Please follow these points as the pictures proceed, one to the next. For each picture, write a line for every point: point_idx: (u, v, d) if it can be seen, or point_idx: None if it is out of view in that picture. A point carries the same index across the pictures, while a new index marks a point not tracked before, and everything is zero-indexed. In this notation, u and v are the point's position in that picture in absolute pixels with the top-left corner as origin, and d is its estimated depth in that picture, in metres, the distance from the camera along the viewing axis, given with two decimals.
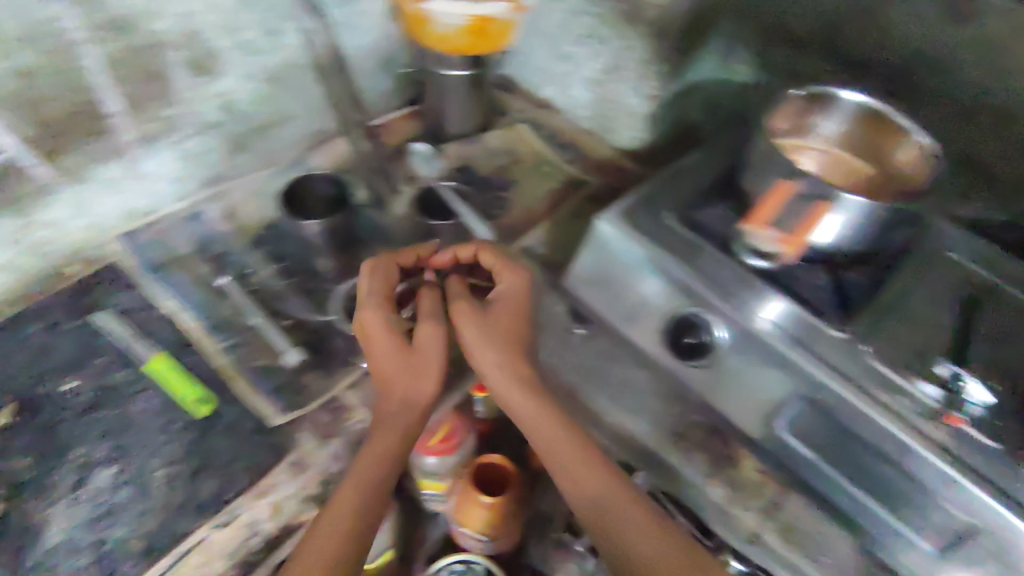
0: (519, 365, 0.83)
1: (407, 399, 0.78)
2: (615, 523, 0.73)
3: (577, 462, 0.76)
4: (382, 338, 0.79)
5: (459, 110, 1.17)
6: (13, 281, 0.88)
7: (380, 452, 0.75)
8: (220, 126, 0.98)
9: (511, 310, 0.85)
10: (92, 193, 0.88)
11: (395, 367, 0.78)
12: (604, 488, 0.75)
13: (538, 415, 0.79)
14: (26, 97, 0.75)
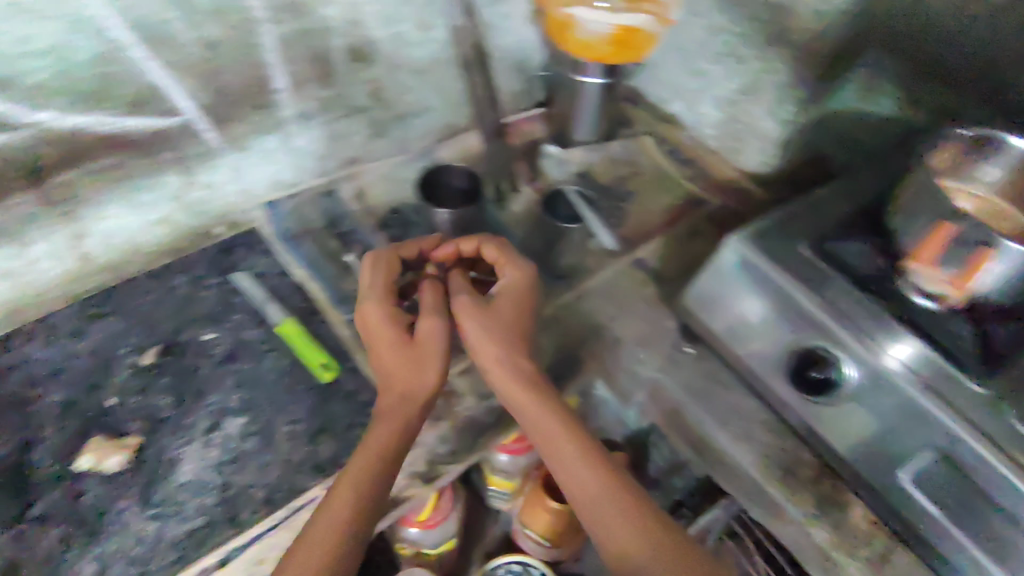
0: (521, 362, 0.79)
1: (409, 390, 0.75)
2: (616, 537, 0.70)
3: (578, 469, 0.74)
4: (381, 334, 0.77)
5: (590, 118, 1.13)
6: (168, 235, 0.93)
7: (380, 441, 0.73)
8: (366, 111, 1.01)
9: (512, 306, 0.81)
10: (249, 162, 0.93)
11: (394, 358, 0.76)
12: (607, 500, 0.72)
13: (539, 414, 0.76)
14: (209, 68, 0.81)
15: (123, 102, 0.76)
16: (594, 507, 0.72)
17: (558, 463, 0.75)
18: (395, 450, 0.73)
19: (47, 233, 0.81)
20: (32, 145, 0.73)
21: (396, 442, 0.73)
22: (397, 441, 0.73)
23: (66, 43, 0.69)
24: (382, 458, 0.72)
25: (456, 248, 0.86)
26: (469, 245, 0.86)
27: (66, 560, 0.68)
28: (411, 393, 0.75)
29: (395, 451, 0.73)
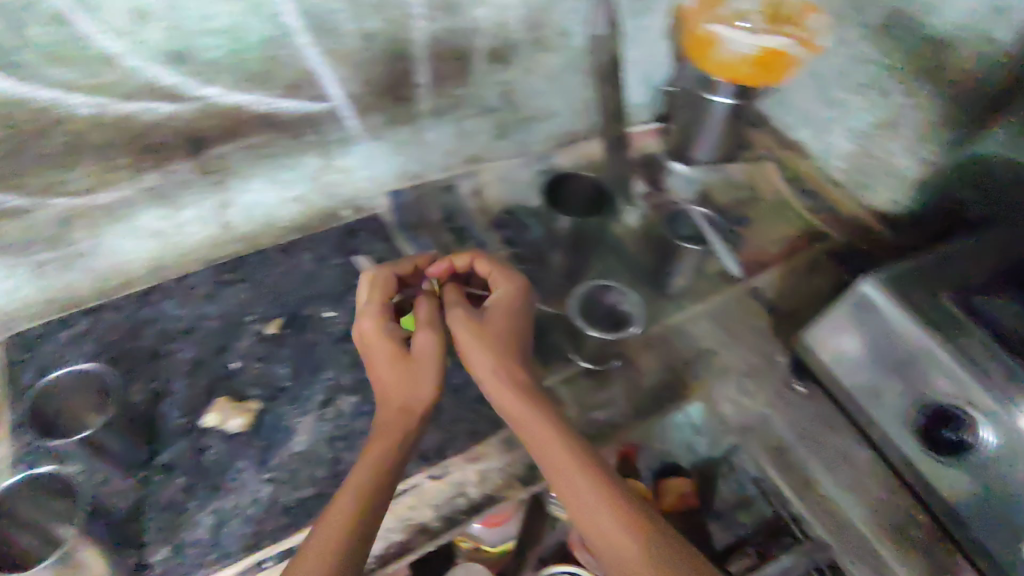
0: (514, 369, 0.73)
1: (404, 403, 0.70)
2: (621, 551, 0.60)
3: (575, 476, 0.65)
4: (375, 349, 0.73)
5: (711, 138, 1.10)
6: (299, 212, 0.97)
7: (371, 458, 0.66)
8: (495, 112, 1.02)
9: (504, 318, 0.77)
10: (381, 151, 0.96)
11: (390, 371, 0.72)
12: (605, 508, 0.63)
13: (533, 420, 0.69)
14: (361, 58, 0.83)
15: (280, 85, 0.79)
16: (594, 517, 0.62)
17: (554, 472, 0.66)
18: (389, 467, 0.66)
19: (197, 200, 0.86)
20: (195, 117, 0.77)
21: (390, 457, 0.66)
22: (390, 455, 0.67)
23: (242, 25, 0.72)
24: (370, 473, 0.65)
25: (447, 264, 0.83)
26: (462, 261, 0.83)
27: (188, 509, 0.72)
28: (407, 407, 0.70)
29: (390, 468, 0.66)
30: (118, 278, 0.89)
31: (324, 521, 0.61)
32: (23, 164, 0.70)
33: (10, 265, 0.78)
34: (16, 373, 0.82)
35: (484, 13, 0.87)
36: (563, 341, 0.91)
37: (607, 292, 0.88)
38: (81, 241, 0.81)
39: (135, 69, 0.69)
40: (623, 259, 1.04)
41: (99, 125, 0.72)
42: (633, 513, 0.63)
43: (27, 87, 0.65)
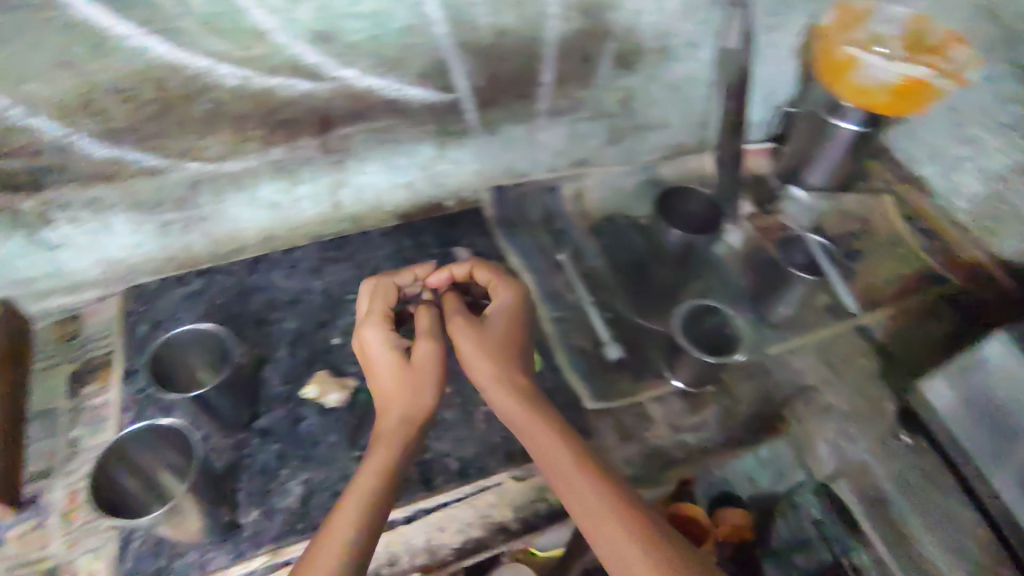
0: (514, 378, 0.72)
1: (404, 407, 0.68)
2: (623, 545, 0.55)
3: (574, 479, 0.61)
4: (379, 357, 0.73)
5: (829, 164, 1.04)
6: (406, 199, 0.99)
7: (373, 463, 0.63)
8: (610, 117, 1.00)
9: (501, 328, 0.76)
10: (494, 146, 0.96)
11: (394, 377, 0.71)
12: (605, 505, 0.58)
13: (531, 427, 0.67)
14: (491, 52, 0.83)
15: (411, 73, 0.80)
16: (595, 513, 0.58)
17: (553, 476, 0.62)
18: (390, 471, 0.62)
19: (316, 176, 0.88)
20: (327, 97, 0.79)
21: (393, 463, 0.63)
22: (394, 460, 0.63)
23: (386, 11, 0.73)
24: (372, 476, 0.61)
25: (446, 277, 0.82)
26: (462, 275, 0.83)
27: (281, 476, 0.74)
28: (410, 412, 0.68)
29: (392, 473, 0.62)
30: (232, 245, 0.92)
31: (326, 528, 0.57)
32: (169, 126, 0.74)
33: (140, 222, 0.83)
34: (133, 323, 0.86)
35: (617, 17, 0.86)
36: (657, 358, 0.89)
37: (709, 313, 0.87)
38: (205, 206, 0.84)
39: (284, 45, 0.71)
40: (723, 281, 1.01)
41: (240, 96, 0.74)
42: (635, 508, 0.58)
43: (184, 55, 0.68)
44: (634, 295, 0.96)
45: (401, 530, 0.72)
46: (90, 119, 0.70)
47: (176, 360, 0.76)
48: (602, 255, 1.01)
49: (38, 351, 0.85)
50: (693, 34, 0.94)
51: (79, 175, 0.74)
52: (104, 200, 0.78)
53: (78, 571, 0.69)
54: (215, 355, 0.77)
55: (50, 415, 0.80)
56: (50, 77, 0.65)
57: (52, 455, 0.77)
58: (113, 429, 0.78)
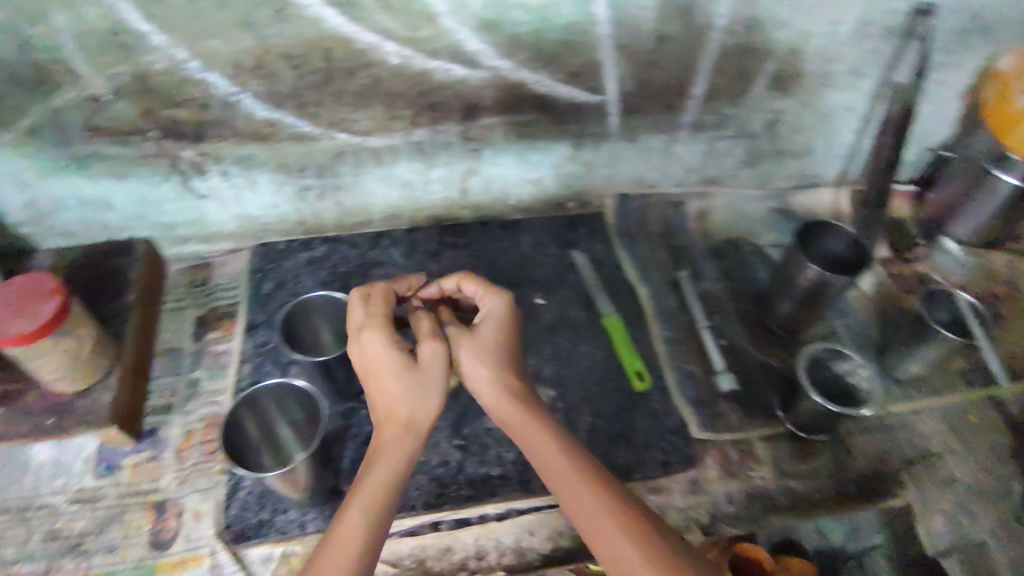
0: (516, 383, 0.66)
1: (408, 412, 0.62)
2: (627, 556, 0.53)
3: (575, 482, 0.58)
4: (380, 360, 0.64)
5: (976, 218, 0.97)
6: (531, 195, 0.98)
7: (374, 471, 0.59)
8: (752, 138, 0.96)
9: (499, 334, 0.69)
10: (628, 154, 0.94)
11: (397, 381, 0.63)
12: (605, 510, 0.56)
13: (528, 426, 0.63)
14: (648, 59, 0.81)
15: (565, 70, 0.80)
16: (594, 518, 0.56)
17: (548, 476, 0.60)
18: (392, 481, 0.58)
19: (451, 161, 0.88)
20: (479, 85, 0.79)
21: (395, 471, 0.59)
22: (396, 464, 0.59)
23: (556, 5, 0.72)
24: (371, 484, 0.57)
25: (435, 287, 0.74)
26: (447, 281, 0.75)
27: None
28: (415, 415, 0.62)
29: (394, 482, 0.58)
30: (359, 217, 0.94)
31: (327, 540, 0.54)
32: (327, 96, 0.75)
33: (282, 183, 0.85)
34: (259, 280, 0.89)
35: (783, 36, 0.82)
36: (769, 396, 0.85)
37: (837, 358, 0.81)
38: (344, 176, 0.87)
39: (450, 31, 0.72)
40: (848, 325, 0.95)
41: (399, 75, 0.75)
42: (635, 514, 0.56)
43: (358, 30, 0.69)
44: (752, 326, 0.92)
45: (492, 526, 0.73)
46: (257, 80, 0.72)
47: (310, 324, 0.79)
48: (720, 279, 0.97)
49: (170, 293, 0.89)
50: (860, 62, 0.88)
51: (237, 132, 0.77)
52: (254, 158, 0.81)
53: (186, 508, 0.73)
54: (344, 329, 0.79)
55: (175, 353, 0.84)
56: (231, 35, 0.68)
57: (173, 393, 0.81)
58: (232, 378, 0.81)
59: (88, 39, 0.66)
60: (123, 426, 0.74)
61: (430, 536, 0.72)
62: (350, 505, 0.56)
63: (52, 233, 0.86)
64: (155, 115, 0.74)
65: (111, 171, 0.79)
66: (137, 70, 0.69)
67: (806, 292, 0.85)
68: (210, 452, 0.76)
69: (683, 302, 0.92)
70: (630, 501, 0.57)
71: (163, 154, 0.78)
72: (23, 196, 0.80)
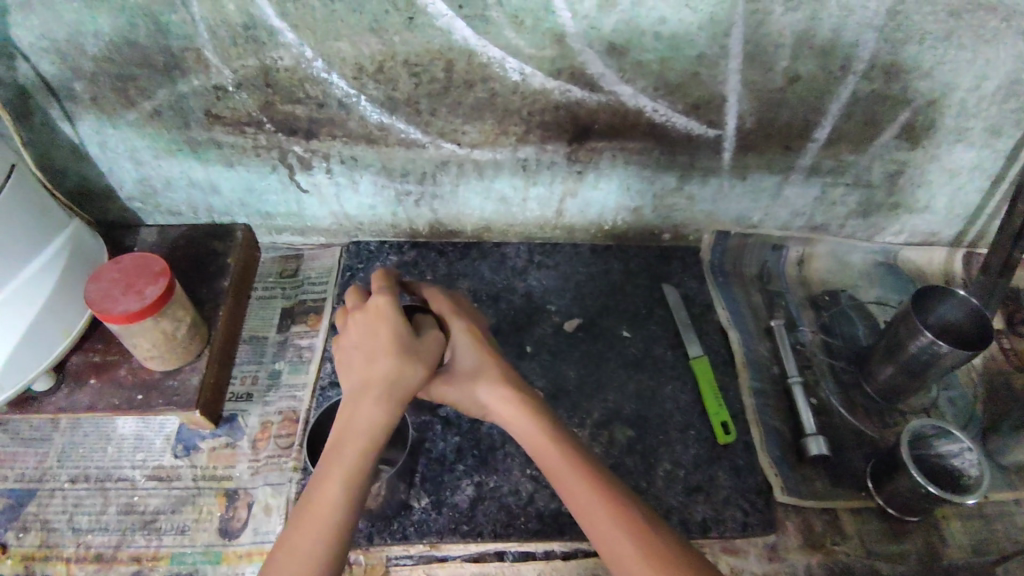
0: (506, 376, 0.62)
1: (389, 379, 0.57)
2: (623, 558, 0.51)
3: (571, 481, 0.55)
4: (379, 316, 0.59)
5: None
6: (626, 223, 0.95)
7: (352, 442, 0.55)
8: (869, 189, 0.91)
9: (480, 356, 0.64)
10: (734, 192, 0.90)
11: (391, 340, 0.58)
12: (601, 506, 0.53)
13: (521, 421, 0.59)
14: (774, 98, 0.77)
15: (685, 102, 0.77)
16: (590, 515, 0.53)
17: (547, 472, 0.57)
18: (370, 452, 0.55)
19: (552, 181, 0.87)
20: (594, 109, 0.77)
21: (372, 441, 0.55)
22: (374, 434, 0.55)
23: (688, 35, 0.70)
24: (347, 456, 0.54)
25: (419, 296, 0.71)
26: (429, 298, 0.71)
27: (455, 471, 0.74)
28: (397, 382, 0.57)
29: (372, 452, 0.55)
30: (450, 226, 0.94)
31: (303, 513, 0.52)
32: (443, 106, 0.75)
33: (382, 186, 0.85)
34: (348, 279, 0.90)
35: (924, 87, 0.77)
36: (861, 467, 0.80)
37: (941, 436, 0.74)
38: (443, 186, 0.86)
39: (575, 51, 0.70)
40: (952, 398, 0.88)
41: (516, 92, 0.74)
42: (633, 509, 0.53)
43: (484, 43, 0.69)
44: (847, 388, 0.87)
45: (557, 564, 0.69)
46: (376, 84, 0.72)
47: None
48: (816, 332, 0.92)
49: (260, 280, 0.91)
50: (1002, 121, 0.82)
51: (348, 133, 0.77)
52: (360, 159, 0.81)
53: (256, 500, 0.73)
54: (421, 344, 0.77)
55: (260, 341, 0.85)
56: (358, 38, 0.68)
57: (254, 381, 0.82)
58: (313, 374, 0.82)
59: (222, 31, 0.67)
60: (205, 411, 0.75)
61: (494, 565, 0.68)
62: (327, 477, 0.53)
63: (158, 210, 0.89)
64: (271, 109, 0.74)
65: (223, 159, 0.81)
66: (263, 65, 0.70)
67: (913, 361, 0.79)
68: (285, 447, 0.77)
69: (776, 353, 0.88)
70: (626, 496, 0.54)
71: (274, 147, 0.79)
72: (138, 173, 0.83)
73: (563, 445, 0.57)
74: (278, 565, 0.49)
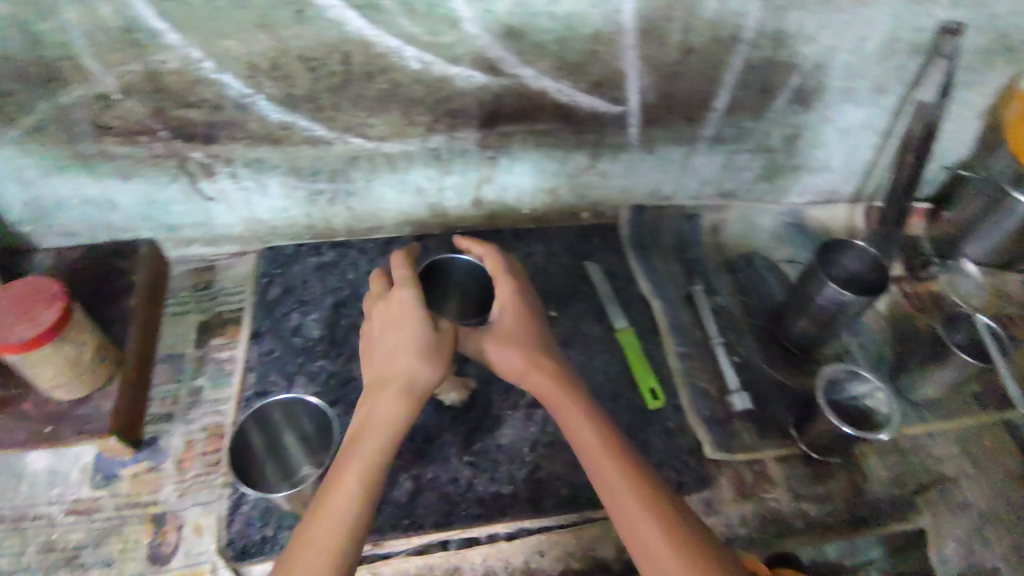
0: (541, 359, 0.68)
1: (409, 373, 0.63)
2: (639, 531, 0.55)
3: (602, 461, 0.60)
4: (404, 310, 0.65)
5: (996, 244, 0.96)
6: (545, 204, 0.96)
7: (376, 428, 0.60)
8: (770, 153, 0.95)
9: (521, 325, 0.71)
10: (646, 165, 0.93)
11: (412, 338, 0.64)
12: (628, 484, 0.58)
13: (561, 402, 0.65)
14: (673, 70, 0.79)
15: (587, 80, 0.78)
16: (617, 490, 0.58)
17: (582, 451, 0.62)
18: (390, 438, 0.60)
19: (465, 168, 0.86)
20: (499, 93, 0.77)
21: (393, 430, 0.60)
22: (395, 422, 0.61)
23: (583, 14, 0.71)
24: (369, 447, 0.59)
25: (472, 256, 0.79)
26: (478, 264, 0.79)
27: (392, 466, 0.73)
28: (415, 377, 0.63)
29: (391, 445, 0.60)
30: (368, 223, 0.92)
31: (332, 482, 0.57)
32: (345, 100, 0.74)
33: (292, 187, 0.83)
34: (265, 285, 0.87)
35: (810, 52, 0.81)
36: (784, 417, 0.83)
37: (852, 380, 0.79)
38: (356, 181, 0.84)
39: (473, 36, 0.70)
40: (862, 344, 0.93)
41: (418, 80, 0.73)
42: (658, 494, 0.57)
43: (378, 33, 0.68)
44: (766, 344, 0.90)
45: (501, 546, 0.71)
46: (272, 82, 0.70)
47: (443, 284, 0.82)
48: (735, 295, 0.95)
49: (172, 296, 0.87)
50: (884, 79, 0.87)
51: (250, 135, 0.75)
52: (265, 161, 0.79)
53: (186, 522, 0.70)
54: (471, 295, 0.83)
55: (178, 358, 0.82)
56: (247, 35, 0.66)
57: (174, 400, 0.78)
58: (236, 387, 0.79)
59: (101, 36, 0.63)
60: (123, 436, 0.72)
61: (438, 555, 0.70)
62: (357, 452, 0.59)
63: (52, 232, 0.84)
64: (164, 115, 0.71)
65: (117, 172, 0.77)
66: (148, 70, 0.67)
67: (823, 312, 0.83)
68: (213, 463, 0.74)
69: (697, 317, 0.91)
70: (650, 478, 0.59)
71: (172, 155, 0.76)
72: (26, 195, 0.78)
73: (602, 431, 0.62)
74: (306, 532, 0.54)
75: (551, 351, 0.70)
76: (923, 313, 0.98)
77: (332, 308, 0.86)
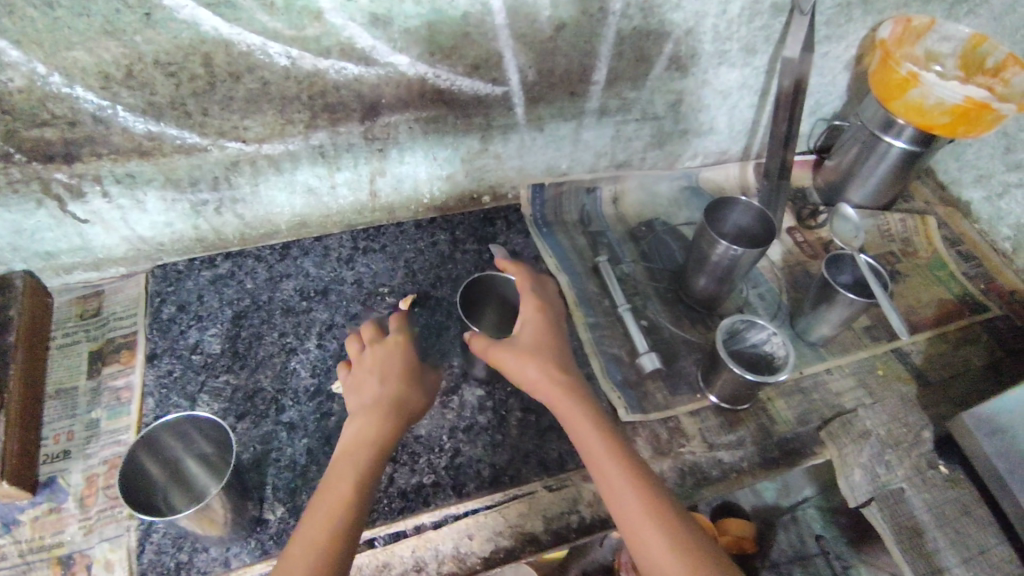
0: (556, 369, 0.67)
1: (400, 400, 0.64)
2: (639, 530, 0.56)
3: (608, 464, 0.60)
4: (398, 353, 0.69)
5: (873, 187, 1.04)
6: (444, 192, 0.96)
7: (368, 446, 0.60)
8: (657, 120, 0.97)
9: (539, 337, 0.70)
10: (539, 144, 0.94)
11: (402, 374, 0.66)
12: (632, 485, 0.58)
13: (569, 408, 0.64)
14: (548, 46, 0.80)
15: (464, 63, 0.78)
16: (620, 492, 0.58)
17: (587, 455, 0.61)
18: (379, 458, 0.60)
19: (355, 163, 0.85)
20: (376, 83, 0.76)
21: (380, 448, 0.60)
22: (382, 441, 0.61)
23: None
24: (361, 464, 0.59)
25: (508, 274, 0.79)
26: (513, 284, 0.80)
27: (309, 473, 0.71)
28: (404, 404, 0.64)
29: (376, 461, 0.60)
30: (263, 228, 0.90)
31: (323, 498, 0.57)
32: (213, 104, 0.71)
33: (173, 200, 0.80)
34: (158, 305, 0.85)
35: (677, 18, 0.83)
36: (693, 373, 0.86)
37: (751, 329, 0.82)
38: (241, 187, 0.82)
39: (339, 27, 0.69)
40: (761, 294, 0.98)
41: (289, 77, 0.71)
42: (661, 495, 0.58)
43: (236, 31, 0.66)
44: (671, 305, 0.93)
45: (428, 535, 0.69)
46: (130, 91, 0.67)
47: (484, 296, 0.85)
48: (638, 261, 0.98)
49: (59, 328, 0.83)
50: (753, 40, 0.91)
51: (116, 149, 0.72)
52: (138, 175, 0.75)
53: (94, 560, 0.66)
54: (512, 313, 0.85)
55: (70, 392, 0.78)
56: (94, 44, 0.62)
57: (70, 437, 0.74)
58: (135, 414, 0.75)
59: None
60: (13, 480, 0.67)
61: (364, 554, 0.67)
62: (350, 466, 0.59)
63: None
64: (14, 138, 0.67)
65: None
66: None
67: (718, 268, 0.85)
68: (116, 496, 0.71)
69: (604, 286, 0.93)
70: (652, 479, 0.59)
71: (33, 179, 0.71)
72: None
73: (610, 441, 0.61)
74: (297, 543, 0.53)
75: (569, 363, 0.69)
76: (815, 258, 1.03)
77: (232, 320, 0.84)
